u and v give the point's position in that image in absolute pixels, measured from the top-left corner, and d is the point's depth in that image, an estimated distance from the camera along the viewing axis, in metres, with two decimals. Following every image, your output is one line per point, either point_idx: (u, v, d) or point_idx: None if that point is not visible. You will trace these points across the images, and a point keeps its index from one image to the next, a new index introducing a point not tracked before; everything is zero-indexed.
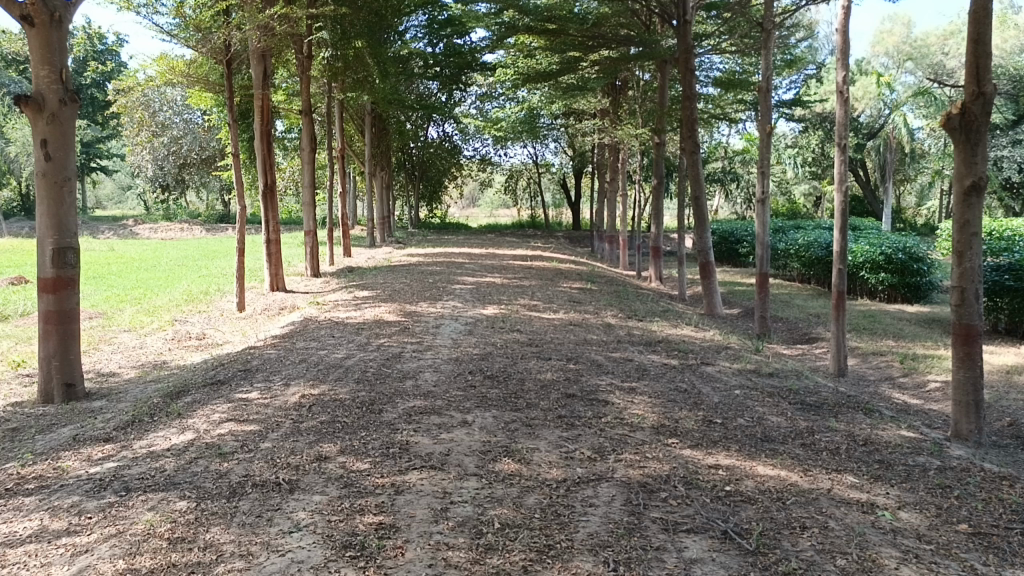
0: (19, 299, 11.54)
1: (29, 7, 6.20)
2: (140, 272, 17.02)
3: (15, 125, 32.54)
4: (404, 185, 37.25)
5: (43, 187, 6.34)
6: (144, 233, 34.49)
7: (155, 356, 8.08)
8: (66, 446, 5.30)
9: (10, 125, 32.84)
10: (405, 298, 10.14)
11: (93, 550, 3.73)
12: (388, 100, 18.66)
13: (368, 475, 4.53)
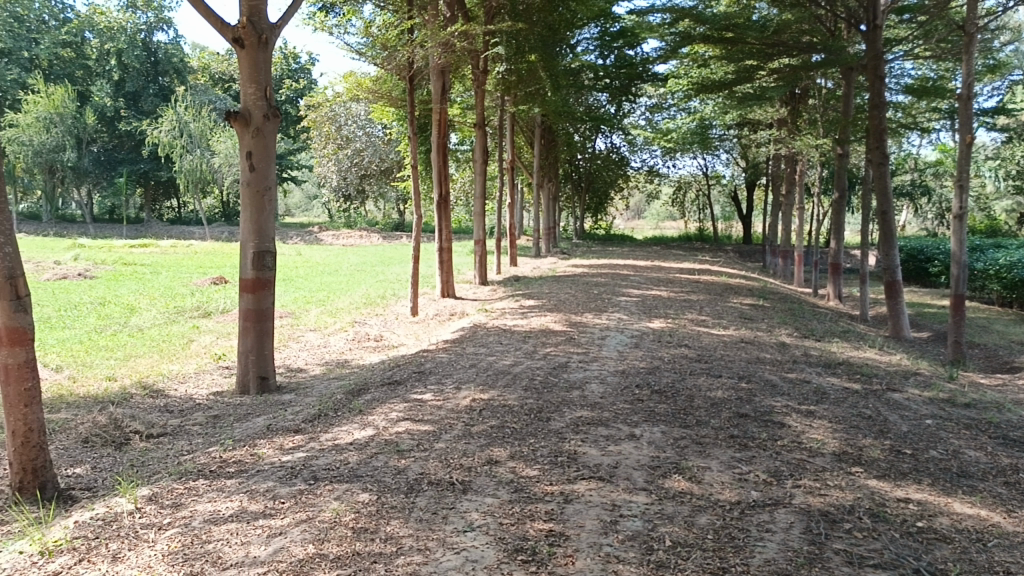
0: (222, 296, 12.72)
1: (241, 31, 6.78)
2: (324, 276, 18.18)
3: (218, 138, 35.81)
4: (571, 196, 37.66)
5: (247, 195, 6.90)
6: (327, 239, 36.82)
7: (337, 354, 8.61)
8: (261, 435, 5.74)
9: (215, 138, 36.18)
10: (571, 309, 10.20)
11: (286, 533, 4.02)
12: (558, 112, 18.84)
13: (537, 481, 4.60)
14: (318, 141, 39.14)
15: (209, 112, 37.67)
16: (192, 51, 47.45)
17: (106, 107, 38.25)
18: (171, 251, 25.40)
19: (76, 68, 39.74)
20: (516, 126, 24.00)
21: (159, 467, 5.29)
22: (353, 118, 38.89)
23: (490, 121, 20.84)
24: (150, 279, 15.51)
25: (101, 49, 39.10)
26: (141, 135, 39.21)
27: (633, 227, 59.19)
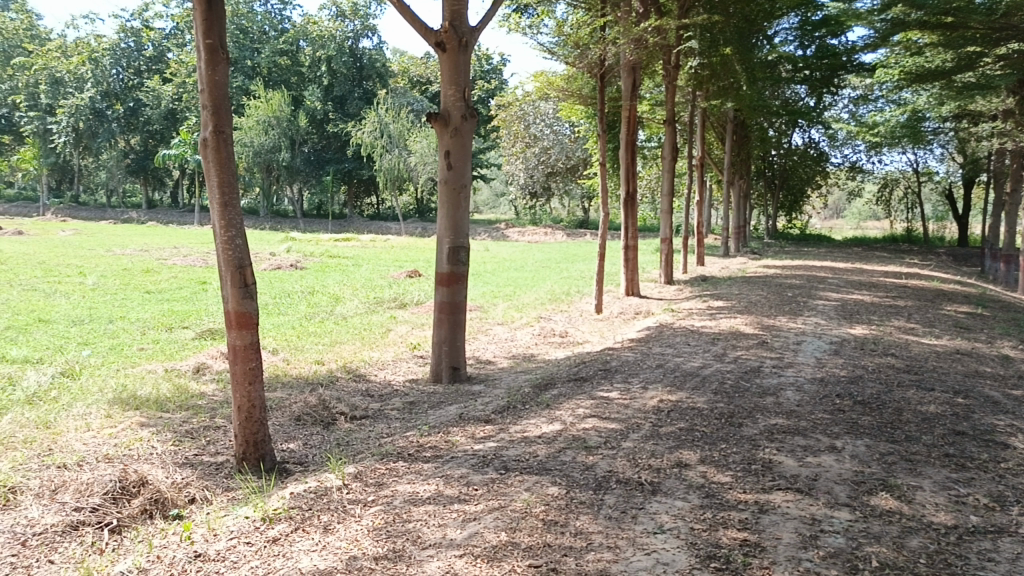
0: (417, 289, 13.40)
1: (443, 35, 7.08)
2: (512, 271, 18.68)
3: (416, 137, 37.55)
4: (763, 194, 36.20)
5: (445, 193, 7.21)
6: (513, 236, 37.78)
7: (524, 348, 8.79)
8: (454, 422, 5.98)
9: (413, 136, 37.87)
10: (763, 311, 9.82)
11: (480, 518, 4.16)
12: (753, 107, 18.18)
13: (730, 488, 4.46)
14: (507, 139, 40.19)
15: (407, 113, 39.55)
16: (394, 56, 50.20)
17: (317, 111, 41.47)
18: (371, 245, 27.09)
19: (291, 74, 43.06)
20: (707, 121, 23.43)
21: (362, 447, 5.65)
22: (542, 117, 39.52)
23: (680, 117, 20.49)
24: (353, 271, 16.61)
25: (314, 57, 42.21)
26: (347, 136, 41.89)
27: (832, 226, 55.82)
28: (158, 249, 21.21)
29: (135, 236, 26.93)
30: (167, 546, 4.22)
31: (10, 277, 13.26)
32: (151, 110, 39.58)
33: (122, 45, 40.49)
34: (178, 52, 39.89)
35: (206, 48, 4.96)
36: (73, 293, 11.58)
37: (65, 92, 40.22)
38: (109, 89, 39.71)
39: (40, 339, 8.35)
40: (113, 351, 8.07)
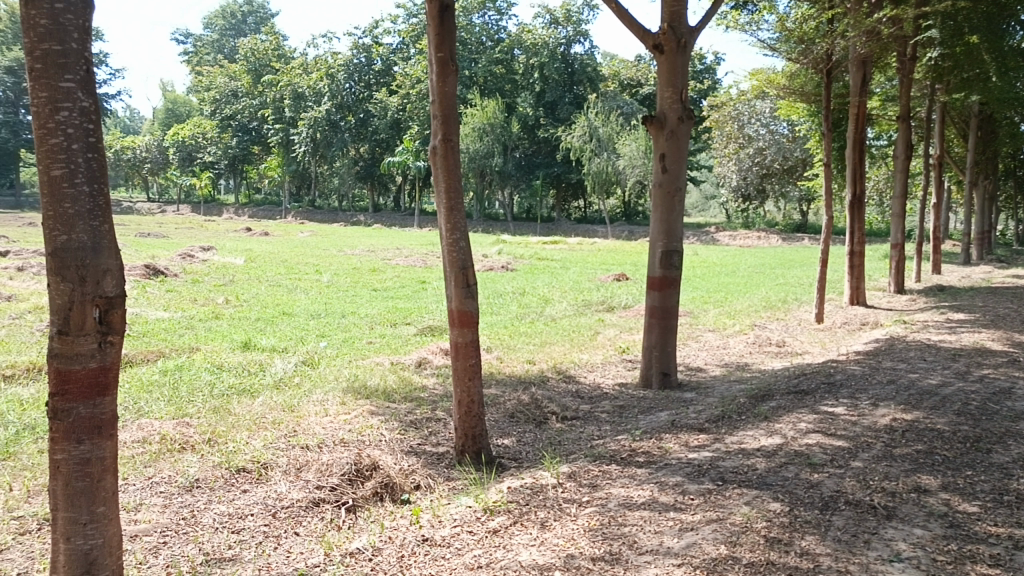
0: (625, 293, 13.39)
1: (661, 37, 7.01)
2: (722, 277, 18.17)
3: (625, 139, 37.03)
4: (1012, 195, 32.49)
5: (659, 196, 7.16)
6: (724, 240, 36.87)
7: (737, 357, 8.52)
8: (667, 429, 5.90)
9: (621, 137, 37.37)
10: (1012, 326, 8.84)
11: (698, 530, 4.07)
12: (1004, 102, 16.38)
13: (977, 520, 4.05)
14: (719, 141, 39.16)
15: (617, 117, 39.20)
16: (604, 60, 50.46)
17: (528, 116, 42.60)
18: (578, 248, 27.42)
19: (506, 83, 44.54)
20: (946, 117, 21.46)
21: (574, 448, 5.73)
22: (757, 117, 38.14)
23: (914, 114, 18.95)
24: (561, 273, 16.91)
25: (527, 65, 43.66)
26: (556, 141, 42.55)
27: None
28: (383, 249, 22.78)
29: (362, 238, 29.11)
30: (397, 528, 4.52)
31: (259, 274, 14.82)
32: (378, 120, 42.25)
33: (356, 61, 43.54)
34: (403, 65, 42.23)
35: (438, 61, 5.30)
36: (311, 289, 12.73)
37: (305, 105, 44.04)
38: (342, 102, 42.92)
39: (285, 330, 9.25)
40: (346, 343, 8.77)
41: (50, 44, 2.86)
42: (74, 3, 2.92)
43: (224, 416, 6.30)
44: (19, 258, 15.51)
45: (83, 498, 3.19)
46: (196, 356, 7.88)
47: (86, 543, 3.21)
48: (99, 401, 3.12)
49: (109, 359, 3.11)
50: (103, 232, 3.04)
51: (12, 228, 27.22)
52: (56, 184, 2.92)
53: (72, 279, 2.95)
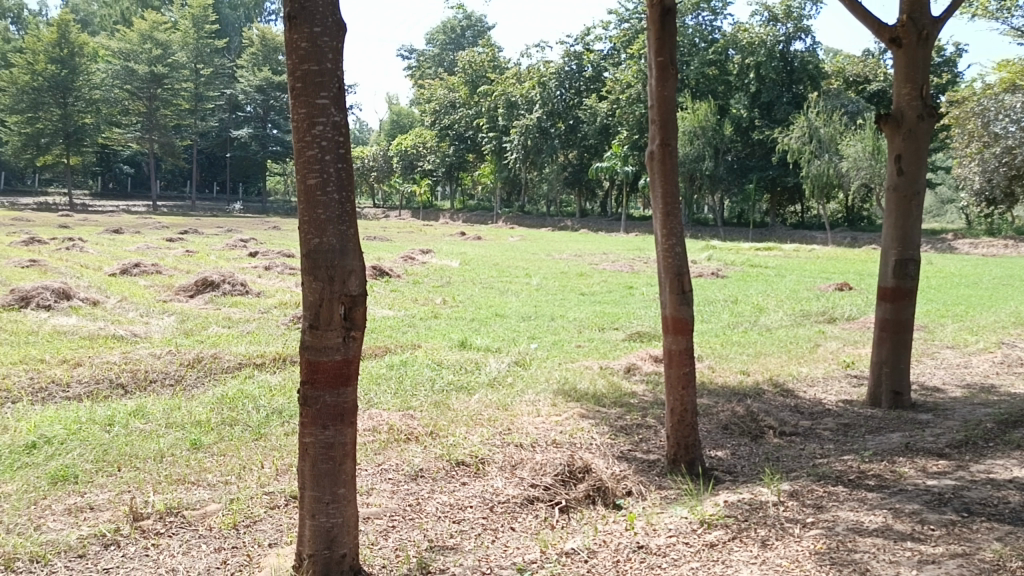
0: (849, 303, 12.59)
1: (899, 30, 6.55)
2: (961, 288, 16.55)
3: (848, 141, 33.90)
4: None
5: (893, 200, 6.67)
6: (963, 248, 33.57)
7: (982, 377, 7.72)
8: (899, 452, 5.47)
9: (844, 139, 34.31)
10: None
11: (940, 562, 3.71)
12: None
13: None
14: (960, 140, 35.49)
15: (841, 116, 36.54)
16: (824, 56, 47.61)
17: (743, 118, 40.25)
18: (794, 255, 26.08)
19: (719, 84, 42.10)
20: None
21: (794, 465, 5.46)
22: None
23: None
24: (776, 281, 16.18)
25: (742, 65, 40.66)
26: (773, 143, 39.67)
27: None
28: (591, 254, 22.89)
29: (570, 242, 29.44)
30: (611, 533, 4.52)
31: (473, 276, 15.46)
32: (588, 126, 41.48)
33: (566, 70, 42.74)
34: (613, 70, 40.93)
35: (658, 66, 5.29)
36: (521, 292, 13.10)
37: (518, 113, 44.03)
38: (554, 109, 42.20)
39: (497, 331, 9.57)
40: (555, 346, 8.93)
41: (308, 65, 3.35)
42: (328, 27, 3.38)
43: (444, 410, 6.64)
44: (267, 259, 17.24)
45: (327, 479, 3.67)
46: (417, 353, 8.37)
47: (328, 520, 3.69)
48: (344, 391, 3.56)
49: (351, 352, 3.51)
50: (350, 236, 3.46)
51: (260, 231, 30.33)
52: (312, 193, 3.40)
53: (322, 278, 3.41)
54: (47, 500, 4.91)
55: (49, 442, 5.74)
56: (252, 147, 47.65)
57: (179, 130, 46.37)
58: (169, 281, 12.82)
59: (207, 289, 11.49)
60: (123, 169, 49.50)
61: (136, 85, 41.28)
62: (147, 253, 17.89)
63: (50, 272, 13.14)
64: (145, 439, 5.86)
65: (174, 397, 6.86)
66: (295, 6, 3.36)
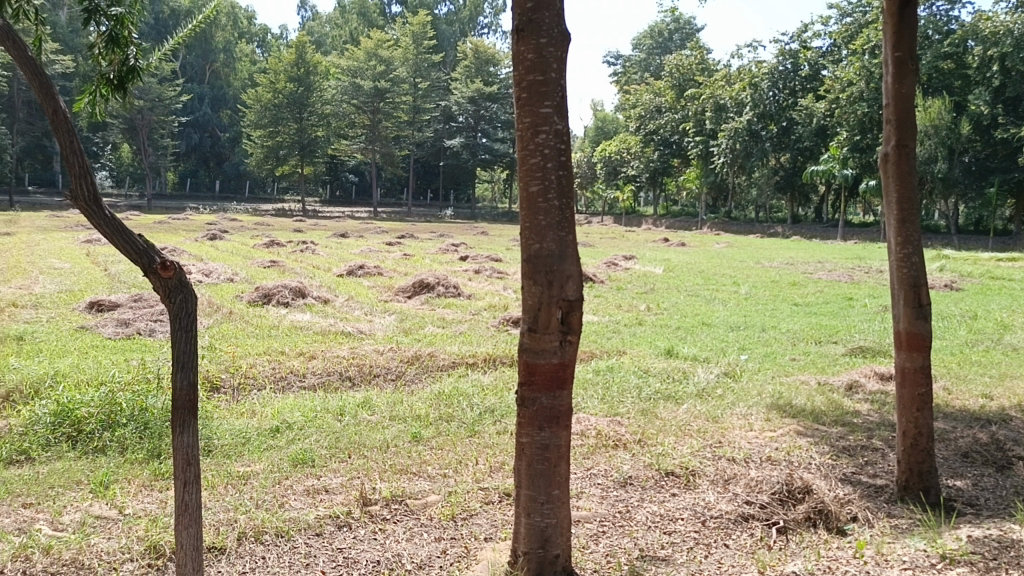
0: None
1: None
2: None
3: None
4: None
5: None
6: None
7: None
8: None
9: None
10: None
11: None
12: None
13: None
14: None
15: None
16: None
17: (983, 116, 35.42)
18: None
19: (956, 79, 37.98)
20: None
21: None
22: None
23: None
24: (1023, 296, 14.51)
25: (983, 57, 35.52)
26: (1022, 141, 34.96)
27: None
28: (805, 263, 21.69)
29: (780, 250, 28.03)
30: (836, 559, 4.26)
31: (678, 283, 15.20)
32: (803, 128, 37.37)
33: (780, 68, 38.77)
34: (833, 67, 37.35)
35: (895, 62, 4.92)
36: (729, 301, 12.68)
37: (727, 117, 40.29)
38: (766, 111, 38.18)
39: (705, 341, 9.33)
40: (768, 358, 8.56)
41: (534, 75, 3.44)
42: (554, 38, 3.46)
43: (652, 419, 6.57)
44: (476, 263, 17.91)
45: (543, 479, 3.73)
46: (624, 359, 8.37)
47: (543, 519, 3.76)
48: (559, 394, 3.60)
49: (567, 356, 3.55)
50: (569, 242, 3.51)
51: (469, 236, 31.60)
52: (533, 200, 3.48)
53: (541, 282, 3.49)
54: (288, 480, 5.39)
55: (290, 428, 6.31)
56: (464, 156, 49.26)
57: (399, 140, 49.60)
58: (389, 282, 13.71)
59: (423, 291, 12.16)
60: (349, 178, 53.74)
61: (361, 100, 44.66)
62: (369, 256, 19.24)
63: (288, 272, 14.50)
64: (372, 430, 6.29)
65: (396, 391, 7.31)
66: (523, 19, 3.46)
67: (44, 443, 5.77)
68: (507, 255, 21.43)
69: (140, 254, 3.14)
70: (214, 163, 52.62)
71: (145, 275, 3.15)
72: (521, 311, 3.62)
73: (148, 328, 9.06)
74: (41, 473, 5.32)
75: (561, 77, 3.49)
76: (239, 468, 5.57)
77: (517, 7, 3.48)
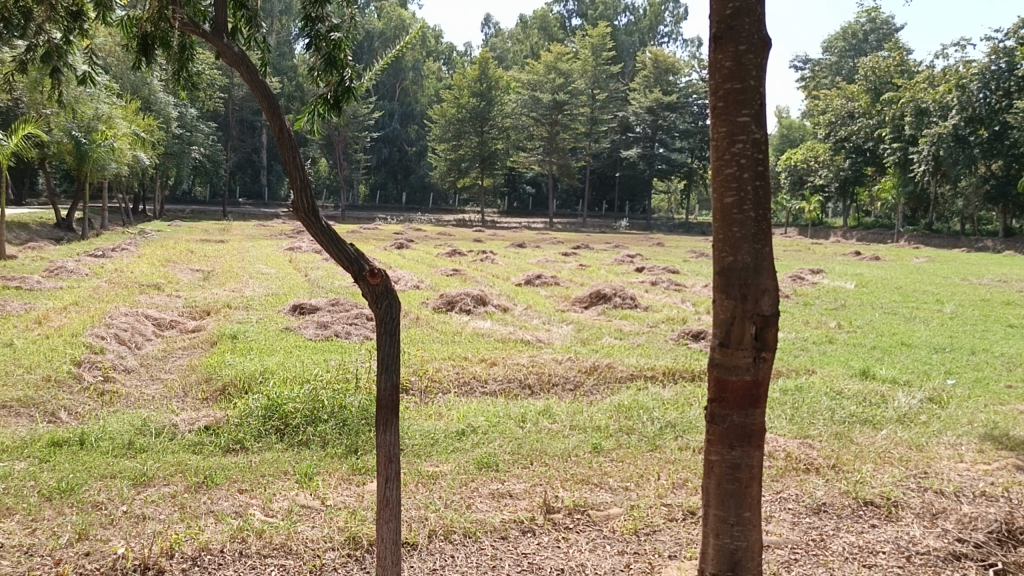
0: None
1: None
2: None
3: None
4: None
5: None
6: None
7: None
8: None
9: None
10: None
11: None
12: None
13: None
14: None
15: None
16: None
17: None
18: None
19: None
20: None
21: None
22: None
23: None
24: None
25: None
26: None
27: None
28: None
29: (991, 266, 25.58)
30: None
31: (873, 300, 14.27)
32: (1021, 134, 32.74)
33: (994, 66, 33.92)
34: None
35: None
36: (932, 320, 11.74)
37: (929, 121, 36.80)
38: (975, 114, 34.34)
39: (904, 362, 8.69)
40: (979, 384, 7.83)
41: (731, 83, 2.79)
42: (755, 44, 2.79)
43: (846, 444, 6.20)
44: (653, 275, 17.72)
45: (732, 499, 3.01)
46: (814, 379, 7.98)
47: (732, 543, 3.04)
48: (752, 413, 2.88)
49: (762, 374, 2.85)
50: (767, 254, 2.82)
51: (646, 247, 31.27)
52: (726, 212, 2.84)
53: (734, 296, 2.83)
54: (474, 482, 5.56)
55: (475, 431, 6.51)
56: (640, 166, 48.28)
57: (576, 152, 50.02)
58: (566, 292, 13.87)
59: (600, 302, 12.20)
60: (526, 189, 54.95)
61: (541, 112, 45.28)
62: (545, 266, 19.57)
63: (469, 281, 15.05)
64: (553, 438, 6.36)
65: (576, 401, 7.36)
66: (721, 24, 2.84)
67: (256, 433, 6.29)
68: (684, 267, 21.03)
69: (351, 263, 3.28)
70: (402, 175, 55.47)
71: (354, 281, 3.28)
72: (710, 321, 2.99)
73: (344, 331, 9.69)
74: (254, 462, 5.80)
75: (761, 84, 2.82)
76: (428, 467, 5.80)
77: (716, 10, 2.85)
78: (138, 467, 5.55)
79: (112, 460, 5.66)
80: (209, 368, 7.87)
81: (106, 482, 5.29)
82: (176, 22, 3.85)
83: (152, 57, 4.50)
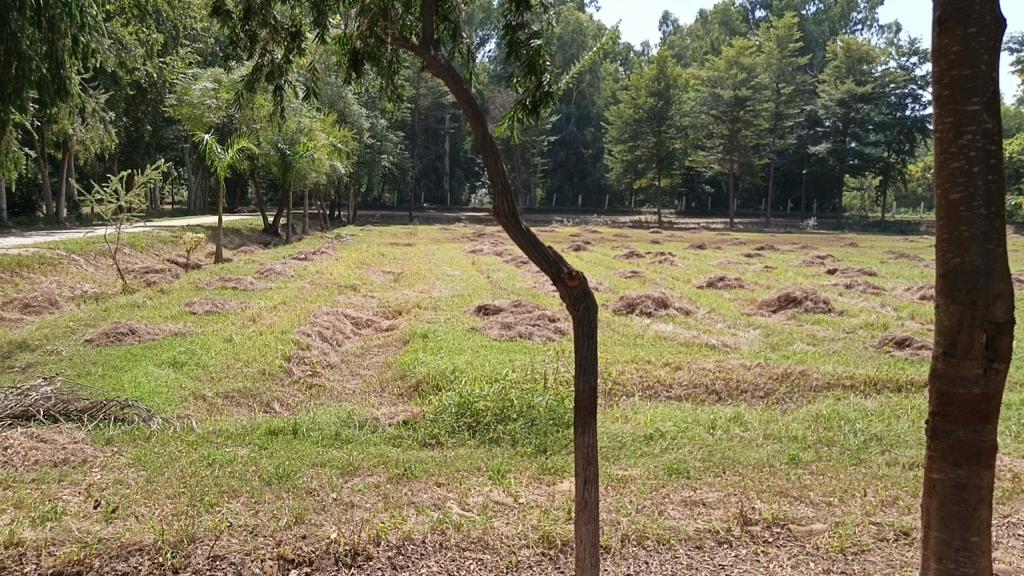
0: None
1: None
2: None
3: None
4: None
5: None
6: None
7: None
8: None
9: None
10: None
11: None
12: None
13: None
14: None
15: None
16: None
17: None
18: None
19: None
20: None
21: None
22: None
23: None
24: None
25: None
26: None
27: None
28: None
29: None
30: None
31: None
32: None
33: None
34: None
35: None
36: None
37: None
38: None
39: None
40: None
41: (959, 69, 2.38)
42: (987, 25, 2.35)
43: None
44: (847, 277, 16.75)
45: (957, 521, 2.60)
46: None
47: (958, 570, 2.62)
48: (983, 430, 2.46)
49: (995, 387, 2.41)
50: (1000, 255, 2.37)
51: (838, 247, 29.56)
52: (952, 209, 2.41)
53: (960, 301, 2.41)
54: (665, 489, 5.45)
55: (663, 436, 6.40)
56: (829, 162, 45.62)
57: (758, 149, 48.23)
58: (751, 295, 13.41)
59: (789, 305, 11.69)
60: (704, 189, 53.75)
61: (721, 110, 43.95)
62: (727, 268, 18.99)
63: (650, 283, 14.94)
64: (747, 447, 6.13)
65: (769, 409, 7.09)
66: (947, 4, 2.42)
67: (450, 429, 6.52)
68: (883, 269, 19.69)
69: (550, 265, 3.22)
70: (578, 178, 55.76)
71: (553, 284, 3.22)
72: (934, 327, 2.58)
73: (527, 331, 9.87)
74: (448, 457, 6.00)
75: (998, 69, 2.36)
76: (617, 471, 5.76)
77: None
78: (343, 457, 5.91)
79: (321, 449, 6.07)
80: (404, 365, 8.27)
81: (317, 470, 5.67)
82: (388, 38, 4.04)
83: (362, 72, 4.72)
